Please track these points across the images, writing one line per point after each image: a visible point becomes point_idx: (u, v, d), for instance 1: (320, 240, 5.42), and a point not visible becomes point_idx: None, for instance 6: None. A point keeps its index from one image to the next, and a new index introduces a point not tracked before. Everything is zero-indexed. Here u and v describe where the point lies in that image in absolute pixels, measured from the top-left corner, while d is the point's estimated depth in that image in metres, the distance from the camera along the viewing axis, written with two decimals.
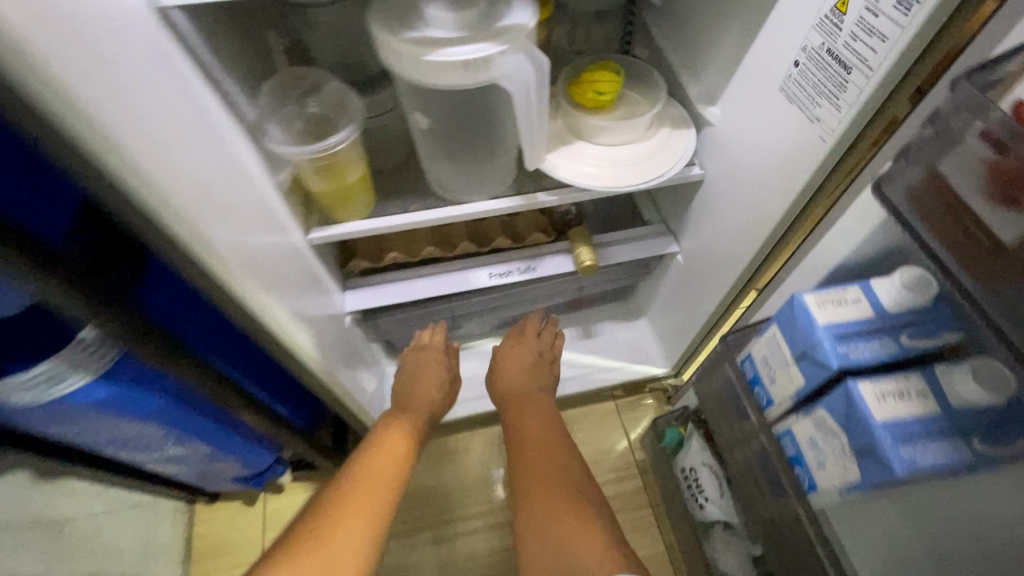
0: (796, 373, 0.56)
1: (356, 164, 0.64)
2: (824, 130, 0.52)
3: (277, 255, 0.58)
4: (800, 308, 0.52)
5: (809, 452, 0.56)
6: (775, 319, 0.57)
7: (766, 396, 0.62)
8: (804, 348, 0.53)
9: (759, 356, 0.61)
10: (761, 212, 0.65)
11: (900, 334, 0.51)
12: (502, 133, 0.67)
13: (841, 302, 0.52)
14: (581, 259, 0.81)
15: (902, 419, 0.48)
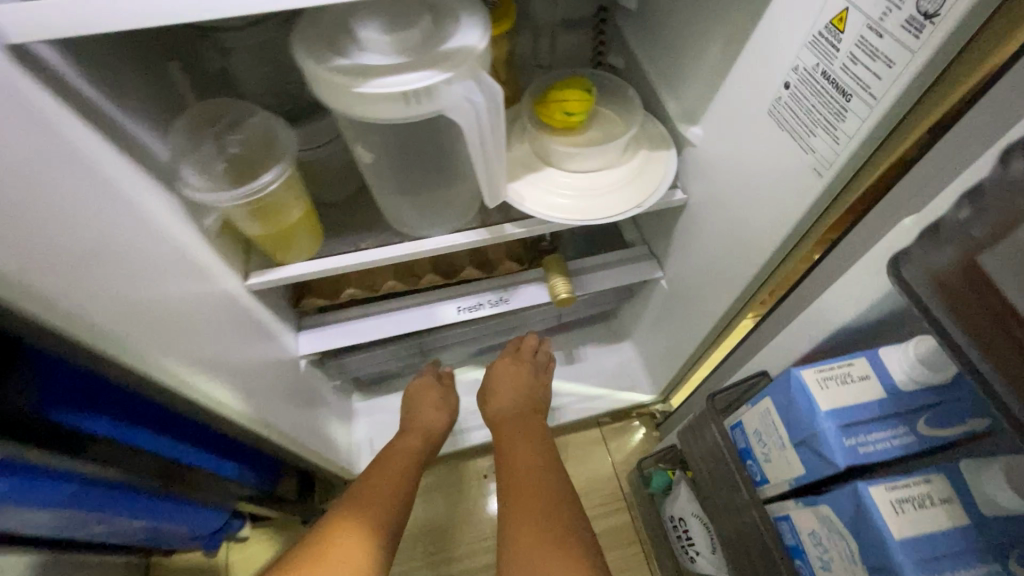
0: (794, 458, 0.49)
1: (296, 204, 0.57)
2: (818, 163, 0.45)
3: (196, 314, 0.50)
4: (798, 388, 0.46)
5: (811, 547, 0.49)
6: (770, 391, 0.51)
7: (760, 473, 0.55)
8: (804, 433, 0.47)
9: (751, 429, 0.55)
10: (750, 244, 0.59)
11: (917, 420, 0.45)
12: (461, 163, 0.60)
13: (846, 381, 0.46)
14: (557, 291, 0.74)
15: (922, 529, 0.42)
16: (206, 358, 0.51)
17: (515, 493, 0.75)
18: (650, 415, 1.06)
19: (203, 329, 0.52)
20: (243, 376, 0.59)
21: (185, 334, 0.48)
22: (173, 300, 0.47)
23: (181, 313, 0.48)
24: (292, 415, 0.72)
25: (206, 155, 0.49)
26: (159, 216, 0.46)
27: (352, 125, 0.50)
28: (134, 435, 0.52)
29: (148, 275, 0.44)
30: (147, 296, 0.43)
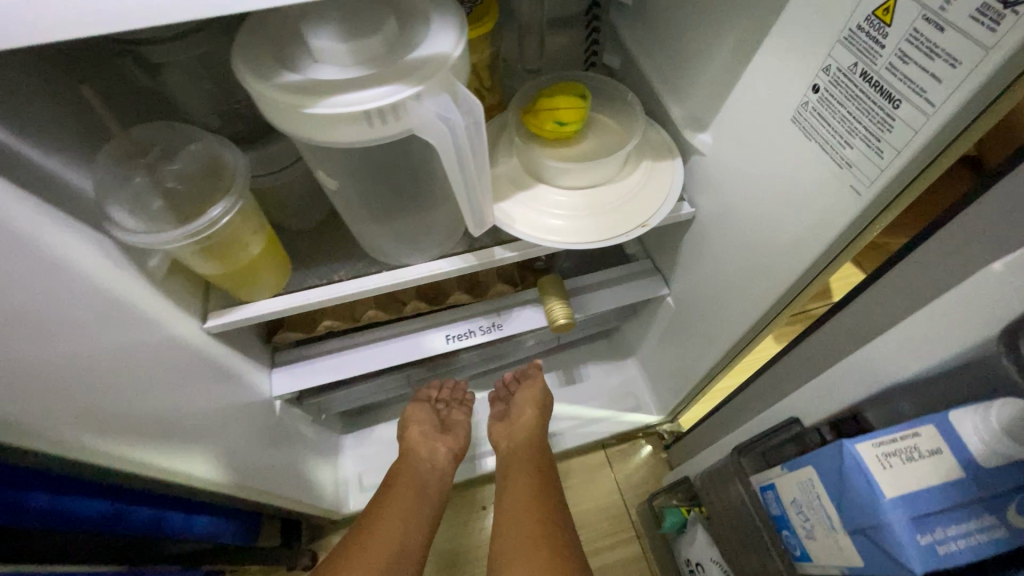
0: (848, 545, 0.37)
1: (254, 238, 0.50)
2: (858, 179, 0.39)
3: (131, 374, 0.43)
4: (855, 469, 0.35)
5: None
6: (812, 459, 0.40)
7: (799, 546, 0.44)
8: (863, 524, 0.35)
9: (788, 497, 0.43)
10: (771, 265, 0.52)
11: (1007, 505, 0.32)
12: (442, 184, 0.53)
13: (912, 458, 0.34)
14: (554, 316, 0.67)
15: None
16: (142, 423, 0.45)
17: (521, 522, 0.69)
18: (657, 436, 0.99)
19: (144, 391, 0.45)
20: (196, 435, 0.52)
21: (117, 401, 0.42)
22: (103, 364, 0.40)
23: (116, 377, 0.42)
24: (264, 464, 0.65)
25: (142, 190, 0.42)
26: (92, 267, 0.38)
27: (311, 148, 0.43)
28: (64, 510, 0.46)
29: (72, 339, 0.37)
30: (67, 365, 0.37)
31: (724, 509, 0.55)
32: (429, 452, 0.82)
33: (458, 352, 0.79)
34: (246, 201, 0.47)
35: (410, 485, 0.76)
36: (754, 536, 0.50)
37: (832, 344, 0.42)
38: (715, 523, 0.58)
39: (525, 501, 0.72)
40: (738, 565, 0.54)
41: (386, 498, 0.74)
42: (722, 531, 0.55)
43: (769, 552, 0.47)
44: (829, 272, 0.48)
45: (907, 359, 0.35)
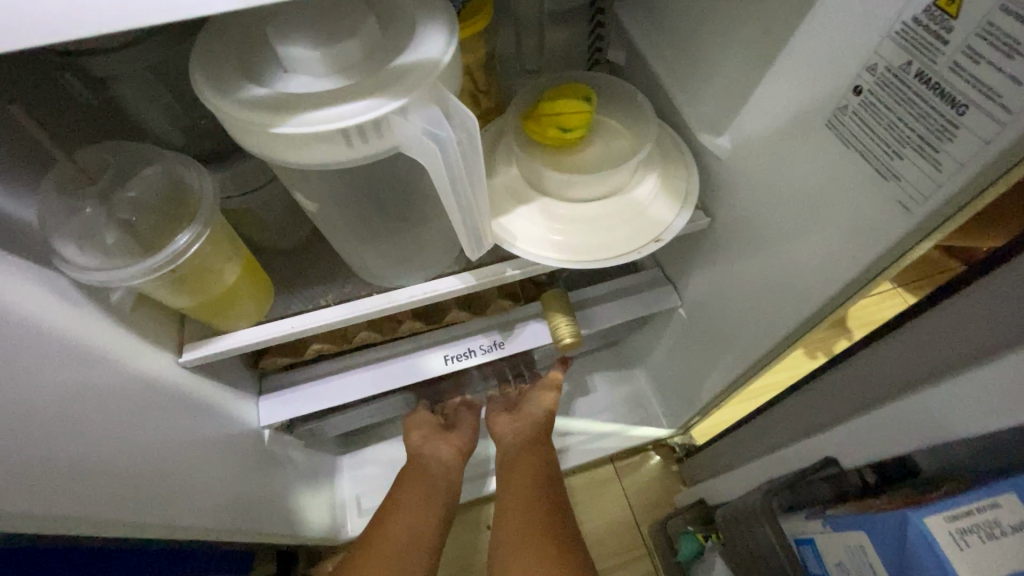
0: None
1: (229, 267, 0.45)
2: (908, 194, 0.34)
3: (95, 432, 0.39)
4: (919, 543, 0.31)
5: None
6: (865, 524, 0.36)
7: None
8: None
9: (832, 557, 0.40)
10: (800, 281, 0.47)
11: None
12: (434, 201, 0.48)
13: (993, 535, 0.30)
14: (559, 335, 0.62)
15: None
16: (106, 474, 0.41)
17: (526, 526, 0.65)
18: (667, 448, 0.95)
19: (112, 442, 0.41)
20: (172, 487, 0.48)
21: (80, 458, 0.38)
22: (62, 421, 0.36)
23: (75, 435, 0.37)
24: (252, 504, 0.62)
25: (92, 222, 0.37)
26: (44, 315, 0.34)
27: (285, 170, 0.39)
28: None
29: (24, 395, 0.33)
30: (17, 426, 0.33)
31: (749, 551, 0.50)
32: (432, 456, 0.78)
33: (458, 372, 0.75)
34: (218, 228, 0.43)
35: (416, 491, 0.72)
36: None
37: (878, 378, 0.38)
38: (740, 562, 0.53)
39: (530, 502, 0.68)
40: None
41: (394, 506, 0.70)
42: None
43: None
44: (867, 291, 0.43)
45: (967, 401, 0.31)
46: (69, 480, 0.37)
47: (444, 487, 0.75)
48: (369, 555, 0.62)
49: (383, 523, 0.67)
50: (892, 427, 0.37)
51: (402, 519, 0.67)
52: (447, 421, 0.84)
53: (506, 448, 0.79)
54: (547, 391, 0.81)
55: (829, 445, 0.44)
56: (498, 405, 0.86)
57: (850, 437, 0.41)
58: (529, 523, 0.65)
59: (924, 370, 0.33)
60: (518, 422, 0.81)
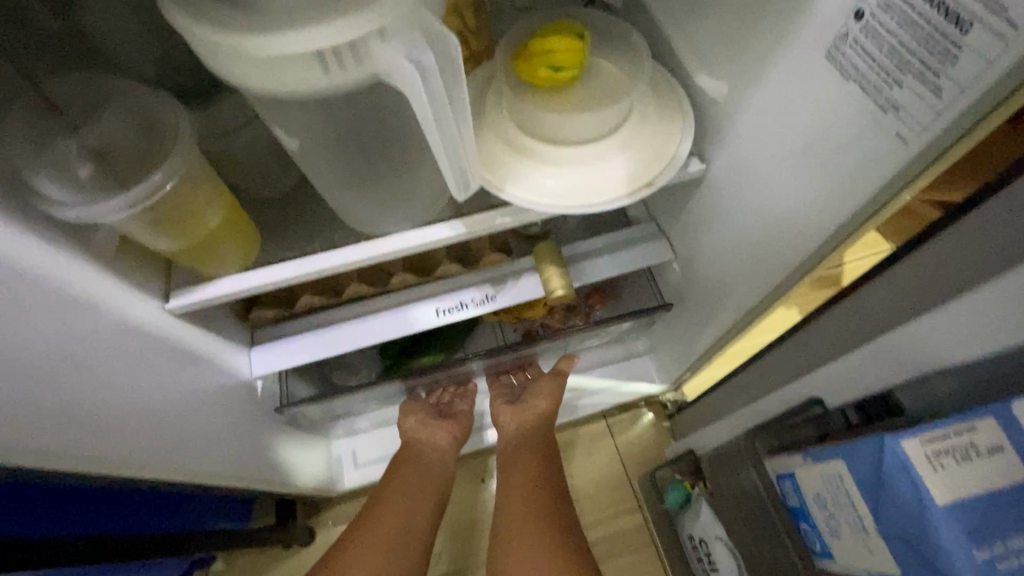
0: (881, 550, 0.34)
1: (211, 210, 0.44)
2: (906, 126, 0.33)
3: (76, 365, 0.39)
4: (896, 468, 0.31)
5: None
6: (841, 451, 0.36)
7: (819, 541, 0.40)
8: (907, 534, 0.31)
9: (810, 489, 0.40)
10: (795, 226, 0.47)
11: None
12: (423, 143, 0.46)
13: (968, 456, 0.30)
14: (551, 287, 0.62)
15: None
16: (95, 416, 0.41)
17: (520, 517, 0.68)
18: (660, 405, 0.97)
19: (95, 380, 0.41)
20: (163, 428, 0.49)
21: (61, 396, 0.38)
22: (41, 356, 0.36)
23: (49, 369, 0.37)
24: (245, 451, 0.63)
25: (64, 156, 0.36)
26: (1, 244, 0.32)
27: (259, 100, 0.37)
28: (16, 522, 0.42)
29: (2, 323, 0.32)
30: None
31: (733, 492, 0.52)
32: (428, 446, 0.81)
33: (458, 359, 0.76)
34: (199, 166, 0.41)
35: (410, 476, 0.75)
36: (763, 521, 0.47)
37: (863, 320, 0.37)
38: (724, 504, 0.55)
39: (524, 493, 0.71)
40: (744, 548, 0.51)
41: (386, 493, 0.72)
42: (733, 519, 0.52)
43: (782, 538, 0.43)
44: (861, 234, 0.42)
45: (959, 334, 0.31)
46: (51, 418, 0.37)
47: (439, 475, 0.78)
48: (363, 542, 0.64)
49: (379, 508, 0.69)
50: (882, 366, 0.37)
51: (397, 504, 0.70)
52: (444, 410, 0.87)
53: (505, 438, 0.83)
54: (549, 383, 0.85)
55: (815, 385, 0.44)
56: (501, 395, 0.89)
57: (838, 379, 0.41)
58: (525, 514, 0.68)
59: (910, 303, 0.33)
60: (519, 414, 0.84)
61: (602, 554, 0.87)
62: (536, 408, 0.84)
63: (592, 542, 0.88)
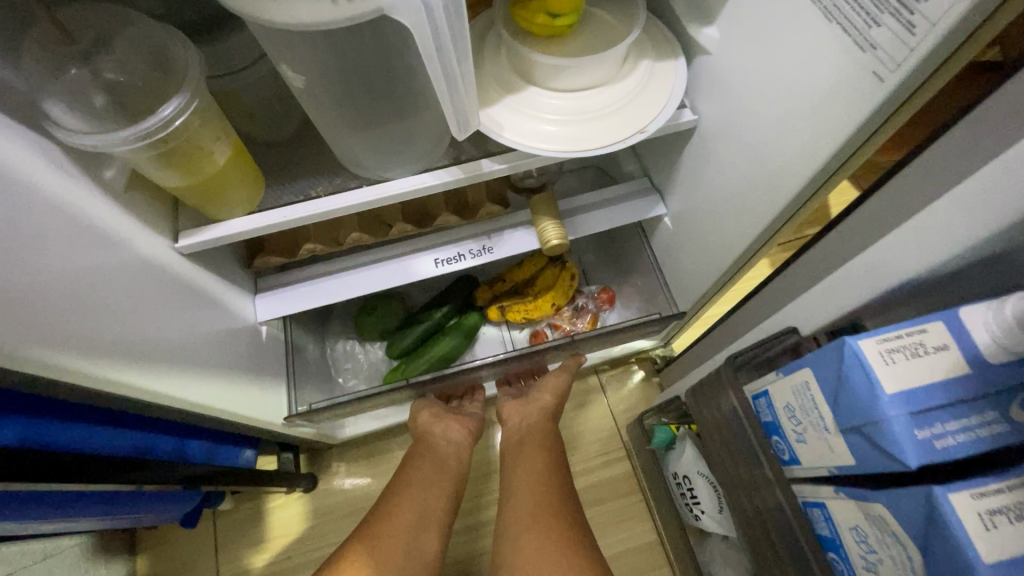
0: (840, 445, 0.37)
1: (218, 146, 0.45)
2: (883, 64, 0.35)
3: (96, 288, 0.41)
4: (854, 365, 0.33)
5: (853, 545, 0.38)
6: (807, 360, 0.39)
7: (787, 450, 0.44)
8: (859, 424, 0.34)
9: (780, 402, 0.43)
10: (778, 172, 0.49)
11: (1012, 404, 0.32)
12: (426, 87, 0.48)
13: (918, 353, 0.32)
14: (546, 237, 0.65)
15: (1016, 555, 0.29)
16: (114, 342, 0.44)
17: (527, 504, 0.69)
18: (649, 360, 1.00)
19: (116, 303, 0.43)
20: (174, 357, 0.51)
21: (84, 317, 0.40)
22: (66, 281, 0.38)
23: (76, 293, 0.39)
24: (252, 391, 0.66)
25: (79, 83, 0.38)
26: (32, 170, 0.35)
27: (267, 31, 0.38)
28: (51, 436, 0.45)
29: (32, 245, 0.35)
30: (26, 279, 0.35)
31: (712, 420, 0.55)
32: (442, 440, 0.81)
33: (470, 367, 0.80)
34: (209, 103, 0.43)
35: (426, 468, 0.76)
36: (739, 443, 0.51)
37: (834, 253, 0.40)
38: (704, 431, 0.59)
39: (532, 482, 0.72)
40: (722, 473, 0.55)
41: (403, 484, 0.73)
42: (711, 444, 0.56)
43: (754, 453, 0.48)
44: (840, 178, 0.44)
45: (916, 256, 0.34)
46: (74, 338, 0.40)
47: (455, 466, 0.78)
48: (384, 529, 0.66)
49: (397, 496, 0.71)
50: (850, 293, 0.40)
51: (411, 503, 0.70)
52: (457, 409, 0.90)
53: (509, 433, 0.84)
54: (553, 378, 0.87)
55: (789, 318, 0.47)
56: (509, 394, 0.92)
57: (810, 311, 0.44)
58: (532, 503, 0.69)
59: (876, 231, 0.36)
60: (523, 409, 0.85)
61: (592, 500, 0.92)
62: (540, 402, 0.85)
63: (582, 489, 0.92)
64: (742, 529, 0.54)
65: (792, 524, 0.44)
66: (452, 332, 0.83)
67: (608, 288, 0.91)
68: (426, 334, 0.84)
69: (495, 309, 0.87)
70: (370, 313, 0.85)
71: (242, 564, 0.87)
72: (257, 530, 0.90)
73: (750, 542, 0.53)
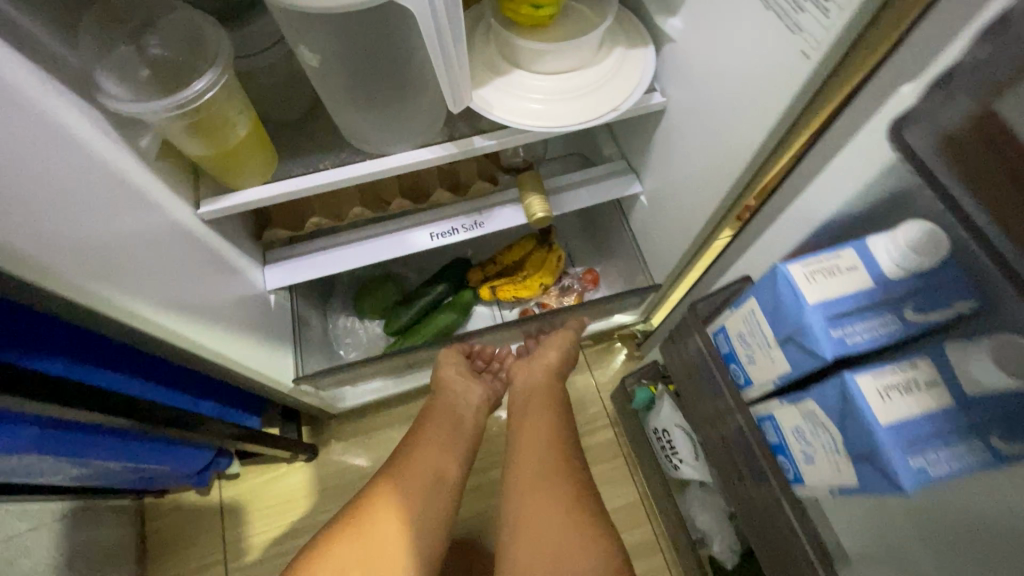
0: (780, 357, 0.47)
1: (240, 119, 0.51)
2: (808, 45, 0.41)
3: (146, 245, 0.48)
4: (785, 285, 0.43)
5: (794, 444, 0.48)
6: (753, 291, 0.48)
7: (743, 375, 0.54)
8: (793, 332, 0.43)
9: (734, 332, 0.53)
10: (732, 144, 0.55)
11: (903, 309, 0.41)
12: (422, 68, 0.54)
13: (833, 273, 0.42)
14: (532, 211, 0.71)
15: (905, 417, 0.39)
16: (159, 294, 0.50)
17: (532, 460, 0.69)
18: (630, 335, 1.07)
19: (160, 260, 0.50)
20: (204, 312, 0.57)
21: (138, 268, 0.47)
22: (124, 237, 0.45)
23: (131, 248, 0.46)
24: (266, 353, 0.71)
25: (127, 58, 0.44)
26: (98, 143, 0.42)
27: (288, 14, 0.44)
28: (103, 377, 0.51)
29: (99, 203, 0.42)
30: (94, 231, 0.42)
31: (683, 364, 0.62)
32: (459, 395, 0.80)
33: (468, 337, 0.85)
34: (233, 80, 0.48)
35: (442, 423, 0.76)
36: (705, 380, 0.58)
37: None
38: (676, 376, 0.66)
39: (539, 439, 0.71)
40: (692, 413, 0.62)
41: (418, 437, 0.73)
42: (682, 384, 0.63)
43: (717, 385, 0.55)
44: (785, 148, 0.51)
45: None
46: (128, 286, 0.46)
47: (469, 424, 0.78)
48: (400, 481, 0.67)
49: (412, 449, 0.71)
50: None
51: (423, 460, 0.70)
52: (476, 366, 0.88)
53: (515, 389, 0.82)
54: (559, 336, 0.86)
55: None
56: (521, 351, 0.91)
57: None
58: (539, 457, 0.69)
59: None
60: (529, 367, 0.83)
61: None
62: (545, 360, 0.84)
63: None
64: (707, 457, 0.61)
65: (749, 443, 0.52)
66: (450, 307, 0.90)
67: (594, 270, 0.98)
68: (424, 309, 0.90)
69: (486, 289, 0.93)
70: (371, 292, 0.91)
71: (250, 527, 0.93)
72: (264, 495, 0.95)
73: (716, 469, 0.61)
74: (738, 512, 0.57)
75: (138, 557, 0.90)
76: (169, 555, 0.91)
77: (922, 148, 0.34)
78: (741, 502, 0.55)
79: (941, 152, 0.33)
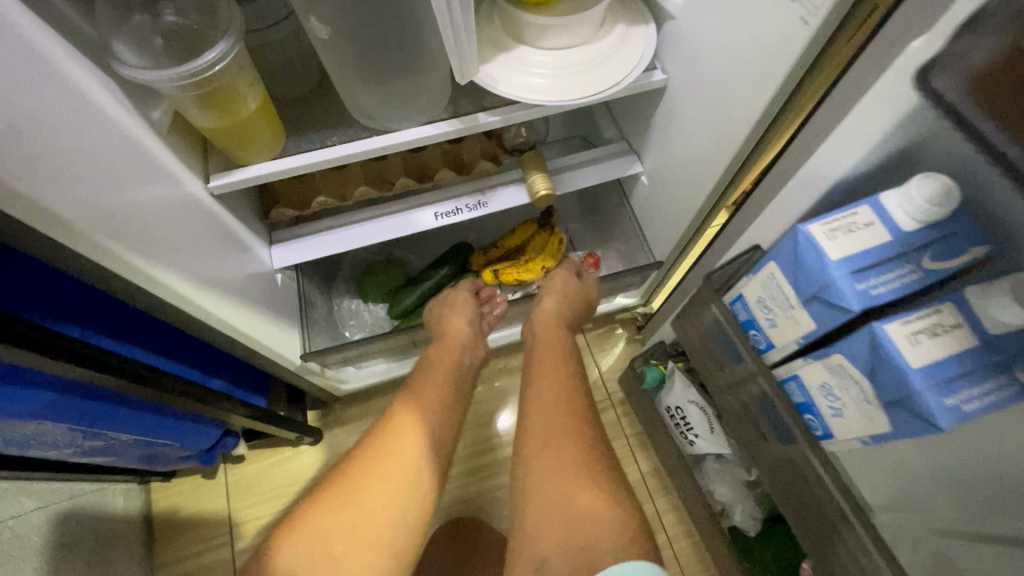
0: (803, 316, 0.48)
1: (250, 92, 0.52)
2: (806, 10, 0.42)
3: (163, 214, 0.49)
4: (807, 244, 0.44)
5: (821, 400, 0.50)
6: (773, 255, 0.50)
7: (764, 340, 0.55)
8: (817, 289, 0.45)
9: (754, 299, 0.54)
10: (732, 117, 0.56)
11: (923, 257, 0.42)
12: (427, 43, 0.55)
13: (853, 229, 0.43)
14: (536, 189, 0.72)
15: (935, 361, 0.41)
16: (175, 263, 0.51)
17: (541, 408, 0.70)
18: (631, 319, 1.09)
19: (176, 230, 0.51)
20: (218, 286, 0.58)
21: (156, 236, 0.48)
22: (142, 205, 0.46)
23: (149, 217, 0.47)
24: (275, 330, 0.72)
25: (142, 28, 0.45)
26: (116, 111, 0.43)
27: None
28: (117, 345, 0.53)
29: (118, 168, 0.43)
30: (113, 194, 0.43)
31: (702, 335, 0.65)
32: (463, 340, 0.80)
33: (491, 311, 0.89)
34: (243, 52, 0.49)
35: (445, 367, 0.75)
36: (726, 349, 0.61)
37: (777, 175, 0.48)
38: (693, 348, 0.69)
39: (549, 389, 0.72)
40: (713, 382, 0.65)
41: (423, 379, 0.73)
42: (699, 355, 0.66)
43: (738, 352, 0.58)
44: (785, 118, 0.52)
45: None
46: (146, 252, 0.47)
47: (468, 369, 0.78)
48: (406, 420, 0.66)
49: (418, 391, 0.71)
50: None
51: (429, 401, 0.70)
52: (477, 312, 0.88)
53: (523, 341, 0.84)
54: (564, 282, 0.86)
55: None
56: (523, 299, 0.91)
57: None
58: (548, 405, 0.70)
59: None
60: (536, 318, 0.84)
61: None
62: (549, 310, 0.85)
63: None
64: (729, 423, 0.65)
65: (775, 405, 0.55)
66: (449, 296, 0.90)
67: (596, 255, 0.95)
68: (428, 292, 0.91)
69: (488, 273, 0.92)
70: (374, 275, 0.92)
71: (257, 509, 0.93)
72: (270, 477, 0.95)
73: (737, 432, 0.64)
74: (761, 470, 0.61)
75: (145, 539, 0.90)
76: (177, 537, 0.92)
77: (944, 97, 0.35)
78: (767, 460, 0.59)
79: (950, 102, 0.34)
